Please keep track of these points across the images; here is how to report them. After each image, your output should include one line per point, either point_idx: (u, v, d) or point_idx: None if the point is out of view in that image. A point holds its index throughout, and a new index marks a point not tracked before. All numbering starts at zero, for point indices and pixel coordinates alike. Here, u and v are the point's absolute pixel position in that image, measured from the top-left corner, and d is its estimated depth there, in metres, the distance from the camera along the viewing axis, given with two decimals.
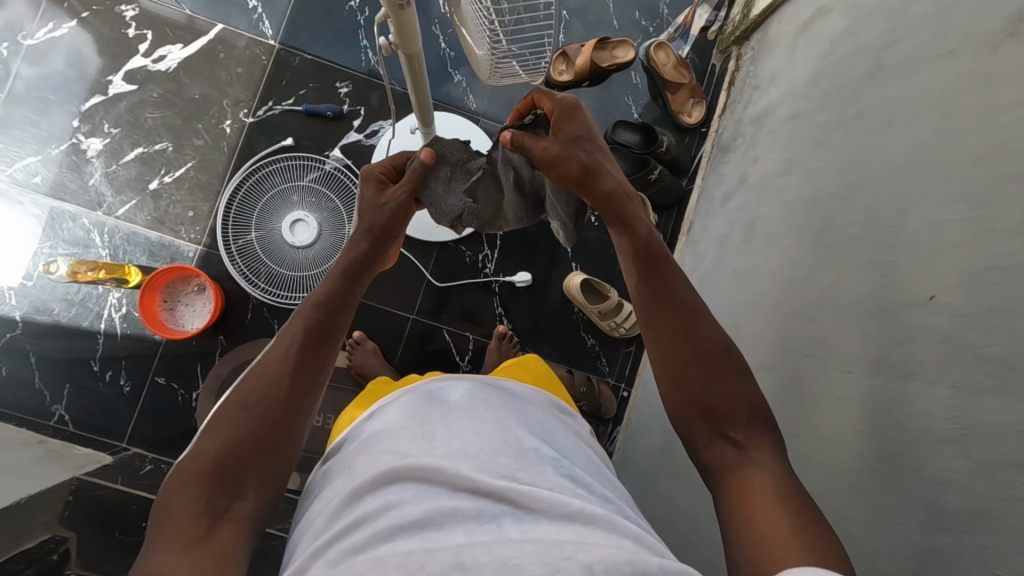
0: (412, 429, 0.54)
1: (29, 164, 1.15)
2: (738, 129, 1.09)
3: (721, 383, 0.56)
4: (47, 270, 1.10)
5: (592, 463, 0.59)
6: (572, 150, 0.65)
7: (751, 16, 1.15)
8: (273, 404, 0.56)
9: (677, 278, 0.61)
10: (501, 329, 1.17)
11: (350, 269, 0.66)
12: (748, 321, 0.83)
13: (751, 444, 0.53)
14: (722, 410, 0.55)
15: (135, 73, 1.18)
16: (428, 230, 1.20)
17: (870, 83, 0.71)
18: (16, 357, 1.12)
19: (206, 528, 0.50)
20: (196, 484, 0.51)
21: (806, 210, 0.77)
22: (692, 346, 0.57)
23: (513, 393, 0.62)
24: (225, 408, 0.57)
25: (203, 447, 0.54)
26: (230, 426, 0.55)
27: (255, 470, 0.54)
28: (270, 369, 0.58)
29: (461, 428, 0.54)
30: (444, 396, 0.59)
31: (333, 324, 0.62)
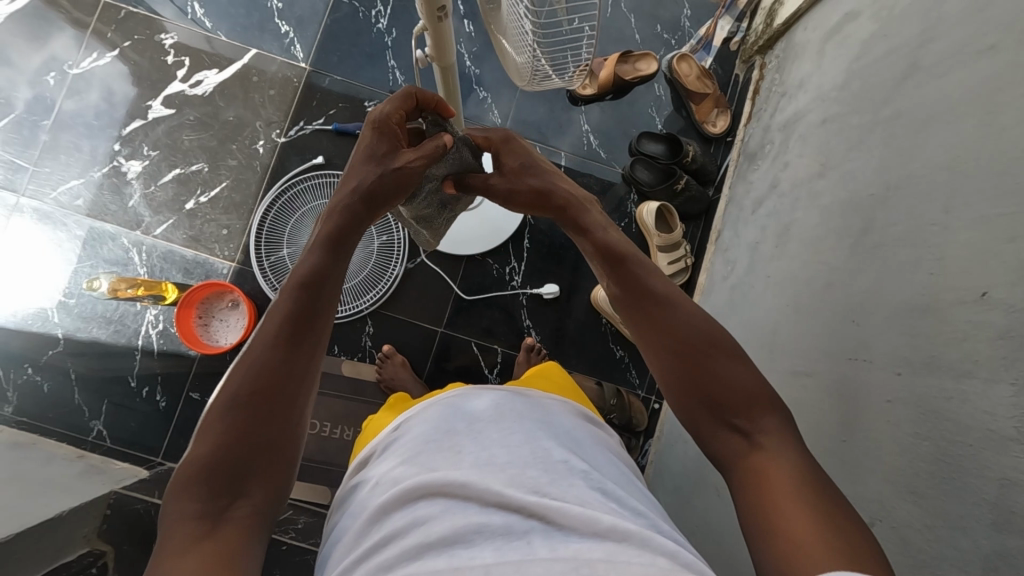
0: (438, 442, 0.54)
1: (72, 187, 1.20)
2: (766, 136, 1.08)
3: (721, 369, 0.53)
4: (91, 288, 1.11)
5: (625, 474, 0.57)
6: (519, 180, 0.67)
7: (775, 25, 1.15)
8: (262, 396, 0.51)
9: (648, 271, 0.59)
10: (529, 342, 1.17)
11: (335, 241, 0.60)
12: (786, 327, 0.82)
13: (759, 427, 0.50)
14: (727, 402, 0.51)
15: (173, 98, 1.22)
16: (457, 243, 1.21)
17: (906, 82, 0.71)
18: (57, 373, 1.15)
19: (207, 530, 0.47)
20: (191, 496, 0.48)
21: (843, 212, 0.76)
22: (670, 336, 0.55)
23: (542, 405, 0.60)
24: (211, 407, 0.51)
25: (195, 451, 0.49)
26: (220, 421, 0.50)
27: (257, 467, 0.50)
28: (259, 355, 0.53)
29: (488, 441, 0.53)
30: (470, 406, 0.58)
31: (320, 300, 0.57)
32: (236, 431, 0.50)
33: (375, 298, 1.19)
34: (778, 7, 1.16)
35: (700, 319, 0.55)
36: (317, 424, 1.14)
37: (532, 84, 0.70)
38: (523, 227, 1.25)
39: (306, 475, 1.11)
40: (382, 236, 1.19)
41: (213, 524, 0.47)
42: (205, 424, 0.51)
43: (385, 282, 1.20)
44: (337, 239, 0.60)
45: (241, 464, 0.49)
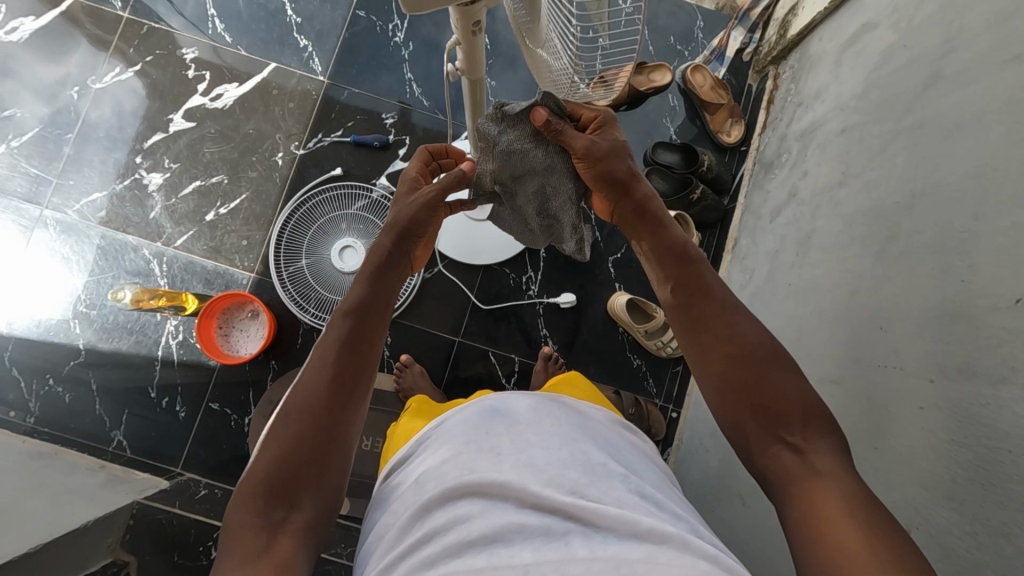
0: (479, 442, 0.54)
1: (95, 199, 1.21)
2: (783, 145, 1.09)
3: (779, 377, 0.54)
4: (115, 297, 1.12)
5: (661, 479, 0.57)
6: (617, 156, 0.67)
7: (789, 36, 1.16)
8: (312, 414, 0.55)
9: (711, 277, 0.63)
10: (546, 350, 1.17)
11: (380, 271, 0.66)
12: (809, 334, 0.82)
13: (812, 446, 0.50)
14: (778, 413, 0.53)
15: (194, 111, 1.24)
16: (473, 253, 1.22)
17: (928, 92, 0.72)
18: (78, 384, 1.16)
19: (266, 537, 0.49)
20: (251, 503, 0.51)
21: (866, 219, 0.77)
22: (730, 338, 0.58)
23: (579, 411, 0.61)
24: (273, 425, 0.56)
25: (257, 466, 0.53)
26: (278, 437, 0.54)
27: (312, 478, 0.53)
28: (312, 377, 0.58)
29: (527, 443, 0.53)
30: (510, 410, 0.58)
31: (363, 324, 0.61)
32: (290, 445, 0.53)
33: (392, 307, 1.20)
34: (792, 18, 1.17)
35: (762, 330, 0.58)
36: None
37: (567, 96, 0.67)
38: None
39: None
40: None
41: (272, 531, 0.49)
42: (267, 441, 0.55)
43: (403, 291, 1.20)
44: (382, 271, 0.66)
45: (295, 476, 0.52)
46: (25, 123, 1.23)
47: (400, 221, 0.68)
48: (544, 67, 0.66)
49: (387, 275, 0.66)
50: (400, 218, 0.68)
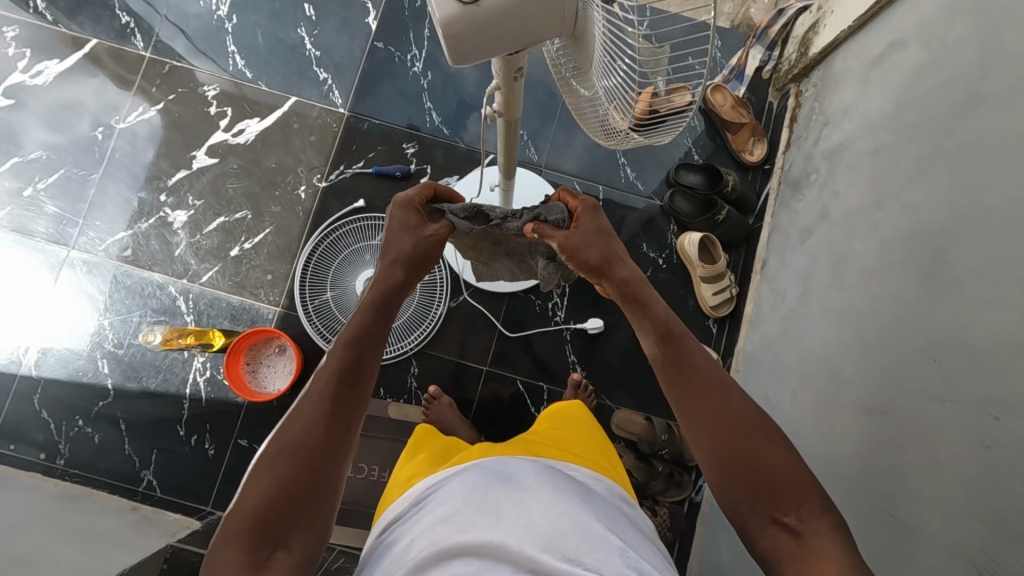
0: (477, 502, 0.53)
1: (120, 238, 1.22)
2: (810, 165, 1.07)
3: (770, 459, 0.52)
4: (146, 339, 1.14)
5: (656, 558, 0.55)
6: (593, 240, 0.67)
7: (810, 54, 1.16)
8: (308, 453, 0.54)
9: (699, 353, 0.59)
10: (575, 376, 1.17)
11: (379, 299, 0.64)
12: (854, 362, 0.80)
13: (809, 527, 0.49)
14: (776, 494, 0.51)
15: (217, 148, 1.25)
16: (495, 280, 1.21)
17: (968, 114, 0.70)
18: (107, 424, 1.16)
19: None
20: (238, 538, 0.50)
21: (908, 243, 0.75)
22: (719, 414, 0.55)
23: (577, 481, 0.60)
24: (262, 456, 0.54)
25: (242, 502, 0.52)
26: (267, 472, 0.53)
27: (302, 517, 0.52)
28: (313, 406, 0.56)
29: (526, 505, 0.52)
30: (510, 473, 0.57)
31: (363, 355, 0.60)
32: (281, 482, 0.52)
33: (418, 338, 1.20)
34: (812, 36, 1.16)
35: (745, 399, 0.56)
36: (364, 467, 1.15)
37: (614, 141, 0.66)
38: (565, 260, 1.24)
39: (358, 521, 1.09)
40: (425, 275, 1.21)
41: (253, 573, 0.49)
42: (253, 475, 0.53)
43: (429, 321, 1.20)
44: (386, 297, 0.64)
45: (285, 517, 0.52)
46: (51, 165, 1.24)
47: (409, 250, 0.67)
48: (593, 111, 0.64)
49: (390, 302, 0.64)
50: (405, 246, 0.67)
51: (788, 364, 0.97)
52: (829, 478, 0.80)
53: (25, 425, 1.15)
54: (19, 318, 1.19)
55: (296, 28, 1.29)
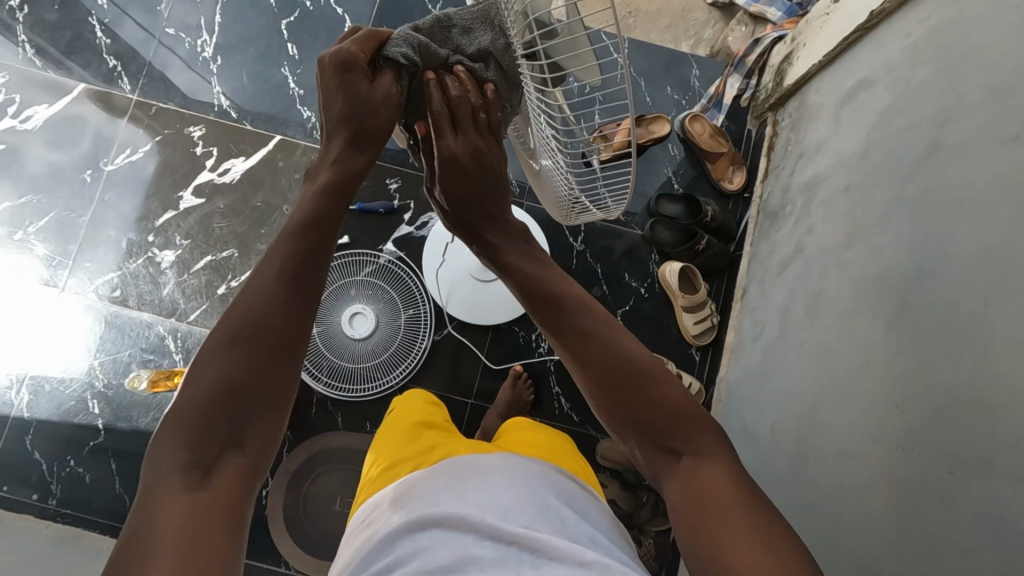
0: (447, 482, 0.60)
1: (110, 278, 1.24)
2: (787, 197, 1.08)
3: (656, 389, 0.56)
4: (133, 385, 1.17)
5: (604, 524, 0.64)
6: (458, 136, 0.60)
7: (785, 85, 1.17)
8: (259, 344, 0.56)
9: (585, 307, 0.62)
10: (517, 368, 1.19)
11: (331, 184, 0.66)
12: (825, 401, 0.81)
13: (695, 447, 0.53)
14: (660, 423, 0.55)
15: (203, 187, 1.27)
16: (476, 311, 1.22)
17: (929, 160, 0.71)
18: (97, 463, 1.17)
19: (200, 478, 0.49)
20: (186, 428, 0.51)
21: (874, 286, 0.76)
22: (611, 369, 0.57)
23: (538, 466, 0.66)
24: (208, 348, 0.55)
25: (190, 390, 0.53)
26: (215, 362, 0.54)
27: (254, 401, 0.55)
28: (259, 294, 0.58)
29: (490, 484, 0.59)
30: (477, 459, 0.64)
31: (312, 255, 0.62)
32: (228, 371, 0.54)
33: (403, 373, 1.21)
34: (787, 67, 1.18)
35: (633, 343, 0.59)
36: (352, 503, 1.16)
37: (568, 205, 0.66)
38: None
39: None
40: (409, 310, 1.22)
41: (203, 464, 0.50)
42: (199, 365, 0.54)
43: (414, 356, 1.22)
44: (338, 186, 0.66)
45: (234, 407, 0.53)
46: (42, 208, 1.26)
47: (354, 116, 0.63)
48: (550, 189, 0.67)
49: (340, 194, 0.66)
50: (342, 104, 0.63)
51: (767, 398, 0.98)
52: (804, 518, 0.81)
53: (16, 466, 1.17)
54: (10, 361, 1.21)
55: (281, 68, 1.31)
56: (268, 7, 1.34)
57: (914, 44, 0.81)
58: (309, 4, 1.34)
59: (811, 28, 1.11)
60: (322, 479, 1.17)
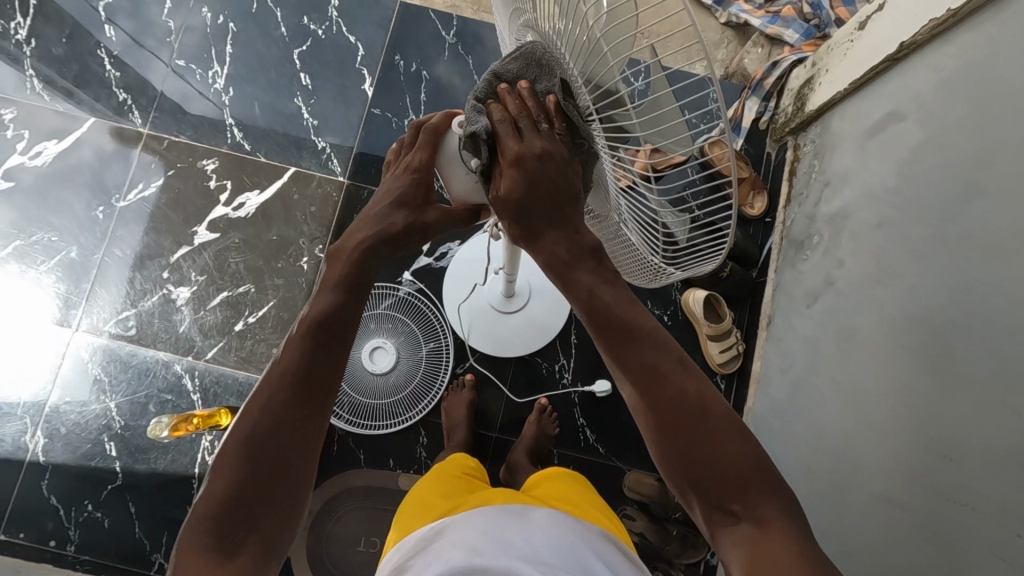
0: (493, 532, 0.63)
1: (124, 316, 1.22)
2: (812, 226, 1.07)
3: (718, 444, 0.49)
4: (154, 432, 1.10)
5: None
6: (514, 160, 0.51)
7: (806, 111, 1.16)
8: (277, 429, 0.54)
9: (641, 337, 0.52)
10: (541, 402, 1.18)
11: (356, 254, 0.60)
12: (864, 444, 0.80)
13: (757, 511, 0.48)
14: (723, 482, 0.49)
15: (218, 222, 1.25)
16: (502, 344, 1.20)
17: (968, 203, 0.70)
18: (116, 507, 1.15)
19: (222, 564, 0.49)
20: (207, 521, 0.50)
21: (913, 329, 0.75)
22: (682, 422, 0.50)
23: (582, 523, 0.68)
24: (228, 442, 0.54)
25: (211, 483, 0.52)
26: (233, 459, 0.52)
27: (273, 489, 0.53)
28: (279, 377, 0.56)
29: (532, 539, 0.62)
30: (525, 513, 0.67)
31: (333, 339, 0.58)
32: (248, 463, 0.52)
33: (425, 407, 1.19)
34: (808, 92, 1.17)
35: (706, 387, 0.51)
36: (377, 543, 1.14)
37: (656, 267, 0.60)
38: (570, 321, 1.24)
39: None
40: (430, 343, 1.20)
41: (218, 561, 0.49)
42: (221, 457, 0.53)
43: (435, 390, 1.20)
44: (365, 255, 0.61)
45: (253, 497, 0.52)
46: (54, 246, 1.24)
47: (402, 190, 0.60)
48: (631, 249, 0.62)
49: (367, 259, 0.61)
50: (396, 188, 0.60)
51: (799, 433, 0.97)
52: (847, 563, 0.80)
53: (32, 512, 1.14)
54: (24, 403, 1.18)
55: (293, 99, 1.30)
56: (279, 36, 1.32)
57: (947, 79, 0.79)
58: (321, 32, 1.33)
59: (834, 54, 1.10)
60: (345, 518, 1.15)
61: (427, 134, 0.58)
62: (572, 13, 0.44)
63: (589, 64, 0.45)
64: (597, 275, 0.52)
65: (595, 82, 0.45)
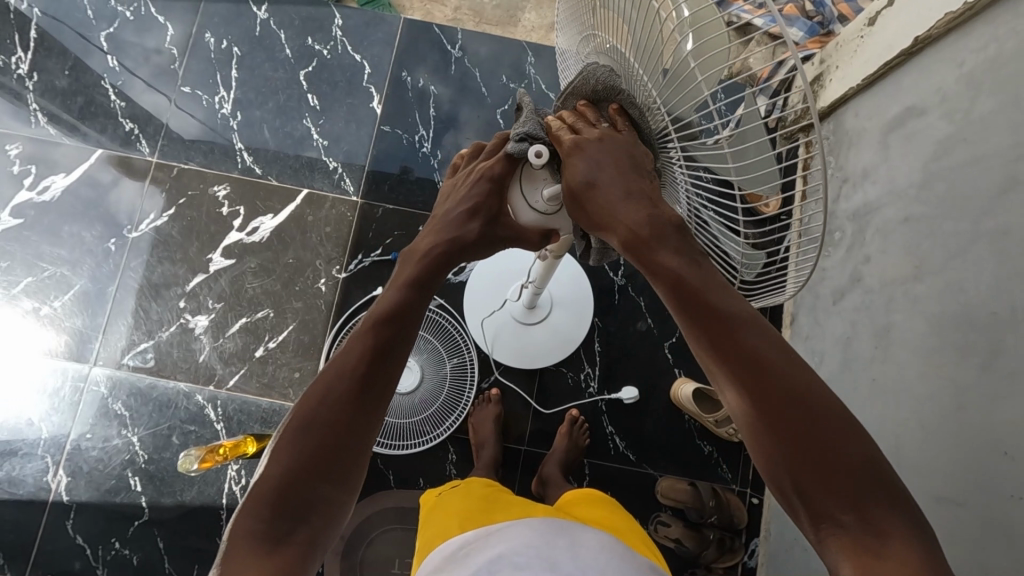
0: (543, 548, 0.61)
1: (142, 349, 1.20)
2: (834, 223, 1.07)
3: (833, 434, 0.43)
4: (184, 467, 1.05)
5: None
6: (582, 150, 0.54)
7: (817, 107, 1.17)
8: (337, 428, 0.52)
9: (735, 315, 0.46)
10: (572, 413, 1.17)
11: (433, 253, 0.59)
12: (911, 441, 0.79)
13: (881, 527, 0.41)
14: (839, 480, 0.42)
15: (232, 248, 1.24)
16: (526, 356, 1.19)
17: (1006, 196, 0.70)
18: (144, 544, 1.13)
19: (271, 546, 0.48)
20: (261, 506, 0.49)
21: (958, 325, 0.74)
22: (758, 373, 0.44)
23: (633, 558, 0.65)
24: (286, 426, 0.52)
25: (267, 469, 0.51)
26: (292, 443, 0.51)
27: (326, 489, 0.51)
28: (339, 374, 0.54)
29: (584, 562, 0.60)
30: (579, 539, 0.65)
31: (392, 337, 0.55)
32: (306, 456, 0.51)
33: (452, 423, 1.18)
34: (818, 88, 1.18)
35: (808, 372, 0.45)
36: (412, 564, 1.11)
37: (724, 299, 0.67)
38: (593, 330, 1.23)
39: None
40: (454, 359, 1.18)
41: (273, 546, 0.48)
42: (278, 443, 0.52)
43: (461, 408, 1.17)
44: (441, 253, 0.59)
45: (307, 490, 0.50)
46: (67, 281, 1.22)
47: (480, 200, 0.59)
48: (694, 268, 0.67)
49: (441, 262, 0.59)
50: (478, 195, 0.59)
51: None
52: None
53: (59, 554, 1.12)
54: (43, 443, 1.16)
55: (302, 120, 1.29)
56: (284, 58, 1.32)
57: (970, 73, 0.80)
58: (326, 51, 1.32)
59: (844, 51, 1.10)
60: (378, 542, 1.13)
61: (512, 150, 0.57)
62: (653, 52, 0.49)
63: (672, 97, 0.49)
64: (681, 251, 0.48)
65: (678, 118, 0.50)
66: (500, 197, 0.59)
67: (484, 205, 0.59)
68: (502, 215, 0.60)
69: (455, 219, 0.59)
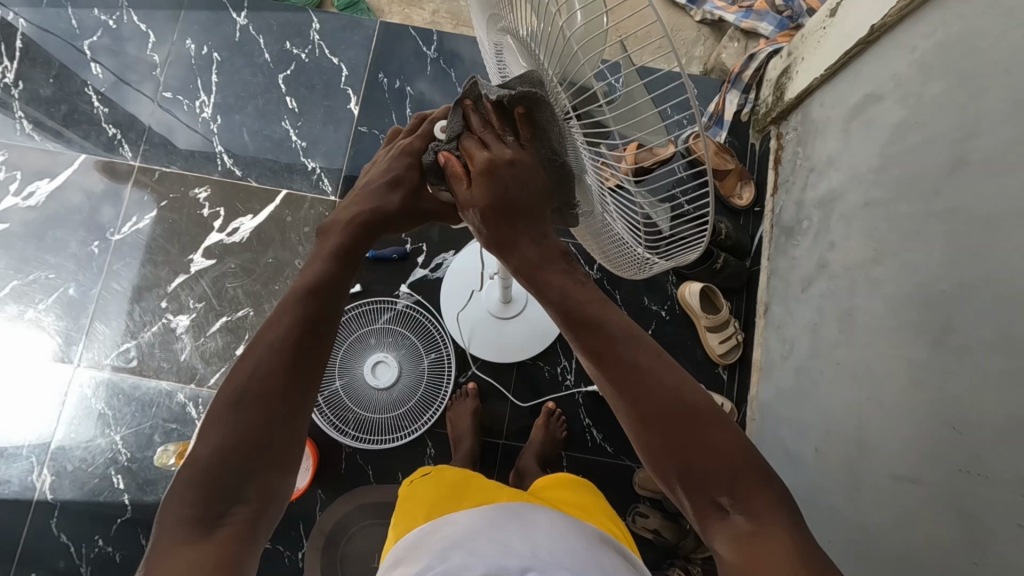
0: (492, 534, 0.62)
1: (125, 348, 1.22)
2: (802, 212, 1.08)
3: (706, 431, 0.48)
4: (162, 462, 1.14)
5: None
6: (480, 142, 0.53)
7: (786, 99, 1.18)
8: (269, 402, 0.54)
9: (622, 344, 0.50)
10: (549, 406, 1.18)
11: (356, 224, 0.63)
12: (872, 423, 0.80)
13: (747, 509, 0.46)
14: (710, 470, 0.47)
15: (213, 248, 1.26)
16: (503, 351, 1.20)
17: (954, 176, 0.71)
18: (127, 540, 1.14)
19: (205, 529, 0.49)
20: (192, 490, 0.50)
21: (912, 305, 0.75)
22: (629, 375, 0.49)
23: (584, 532, 0.66)
24: (214, 408, 0.53)
25: (197, 453, 0.52)
26: (222, 423, 0.52)
27: (260, 465, 0.52)
28: (268, 348, 0.56)
29: (534, 543, 0.60)
30: (530, 519, 0.66)
31: (322, 309, 0.58)
32: (235, 433, 0.52)
33: (431, 418, 1.19)
34: (786, 81, 1.19)
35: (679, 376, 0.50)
36: None
37: (642, 269, 0.62)
38: None
39: None
40: (431, 354, 1.21)
41: (206, 531, 0.49)
42: (208, 426, 0.53)
43: (439, 402, 1.19)
44: (367, 224, 0.63)
45: (239, 467, 0.51)
46: (52, 283, 1.25)
47: (399, 174, 0.63)
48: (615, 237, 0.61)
49: (368, 232, 0.63)
50: (396, 170, 0.63)
51: (805, 419, 0.97)
52: (860, 543, 0.80)
53: (44, 552, 1.13)
54: (29, 443, 1.18)
55: (281, 123, 1.32)
56: (263, 62, 1.34)
57: (921, 57, 0.81)
58: (303, 55, 1.35)
59: (809, 42, 1.12)
60: (358, 537, 1.14)
61: (429, 125, 0.62)
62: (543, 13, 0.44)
63: (564, 63, 0.44)
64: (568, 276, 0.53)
65: (572, 82, 0.45)
66: (422, 172, 0.64)
67: (401, 181, 0.63)
68: (424, 190, 0.64)
69: (377, 189, 0.63)
